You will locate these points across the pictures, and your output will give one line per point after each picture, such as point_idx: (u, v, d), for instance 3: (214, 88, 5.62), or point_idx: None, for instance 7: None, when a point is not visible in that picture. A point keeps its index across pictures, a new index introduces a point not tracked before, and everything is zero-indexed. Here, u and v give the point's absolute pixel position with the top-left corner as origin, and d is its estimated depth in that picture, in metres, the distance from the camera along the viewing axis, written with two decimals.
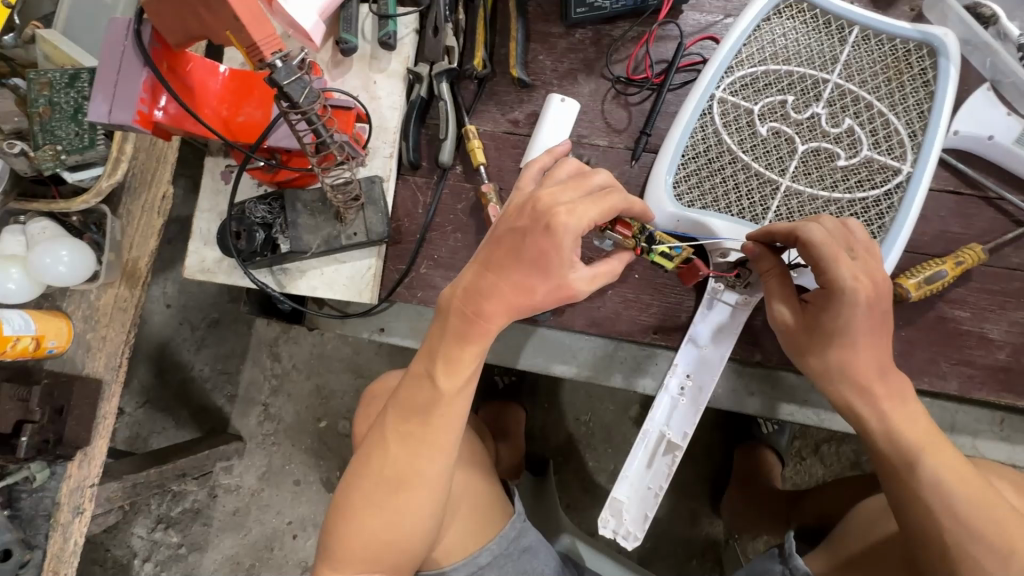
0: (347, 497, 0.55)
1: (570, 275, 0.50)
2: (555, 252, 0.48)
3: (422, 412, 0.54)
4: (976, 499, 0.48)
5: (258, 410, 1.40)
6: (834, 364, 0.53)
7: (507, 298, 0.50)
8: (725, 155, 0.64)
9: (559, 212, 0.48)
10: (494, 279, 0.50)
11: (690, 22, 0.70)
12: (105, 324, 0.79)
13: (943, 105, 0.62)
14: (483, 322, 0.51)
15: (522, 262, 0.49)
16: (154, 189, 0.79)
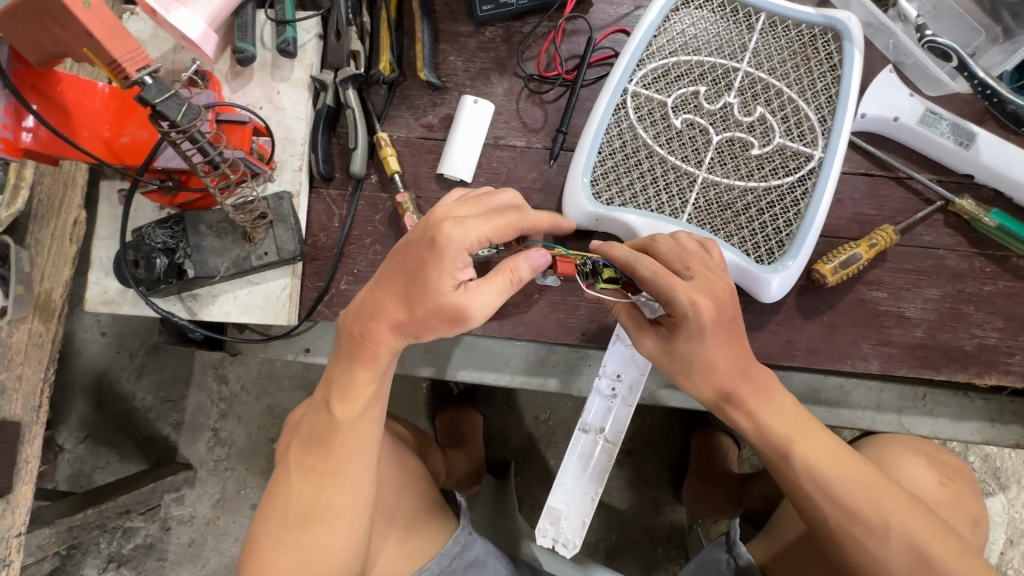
0: (256, 541, 0.53)
1: (455, 295, 0.45)
2: (436, 268, 0.44)
3: (321, 442, 0.52)
4: (842, 477, 0.52)
5: (207, 436, 1.35)
6: (703, 384, 0.53)
7: (394, 318, 0.47)
8: (642, 150, 0.63)
9: (445, 224, 0.45)
10: (385, 302, 0.47)
11: (601, 16, 0.68)
12: (19, 363, 0.73)
13: (851, 88, 0.62)
14: (372, 343, 0.48)
15: (406, 282, 0.46)
16: (64, 216, 0.75)
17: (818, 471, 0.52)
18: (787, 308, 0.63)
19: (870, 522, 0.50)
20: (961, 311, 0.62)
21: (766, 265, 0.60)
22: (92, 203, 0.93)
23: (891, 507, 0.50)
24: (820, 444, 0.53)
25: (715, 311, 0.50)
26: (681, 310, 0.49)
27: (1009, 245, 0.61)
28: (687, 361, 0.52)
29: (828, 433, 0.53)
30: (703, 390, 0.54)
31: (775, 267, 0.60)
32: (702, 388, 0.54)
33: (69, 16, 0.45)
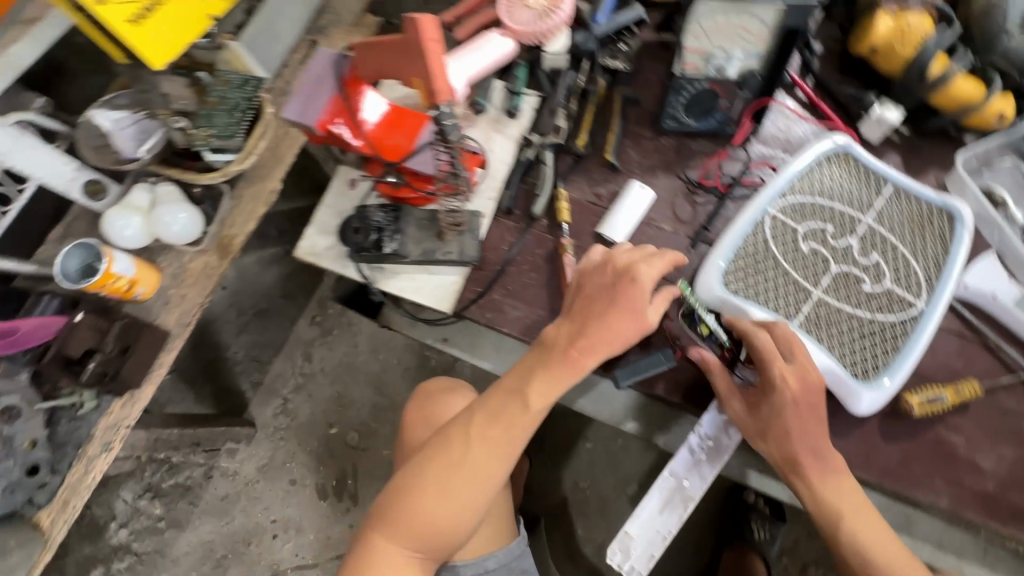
0: (419, 479, 0.66)
1: (647, 314, 0.65)
2: (636, 294, 0.65)
3: (505, 421, 0.65)
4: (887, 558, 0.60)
5: (277, 403, 1.47)
6: (774, 451, 0.64)
7: (601, 335, 0.65)
8: (770, 260, 0.77)
9: (635, 266, 0.66)
10: (591, 325, 0.65)
11: (756, 152, 0.85)
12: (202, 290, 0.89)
13: (957, 260, 0.74)
14: (584, 356, 0.64)
15: (614, 312, 0.65)
16: (265, 185, 1.14)
17: (864, 546, 0.60)
18: (870, 426, 0.71)
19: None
20: None
21: (861, 381, 0.70)
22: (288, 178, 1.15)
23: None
24: (873, 527, 0.61)
25: (798, 390, 0.62)
26: (773, 383, 0.63)
27: None
28: (767, 421, 0.64)
29: (879, 517, 0.62)
30: (774, 453, 0.65)
31: (870, 387, 0.70)
32: (771, 446, 0.65)
33: (421, 57, 0.62)
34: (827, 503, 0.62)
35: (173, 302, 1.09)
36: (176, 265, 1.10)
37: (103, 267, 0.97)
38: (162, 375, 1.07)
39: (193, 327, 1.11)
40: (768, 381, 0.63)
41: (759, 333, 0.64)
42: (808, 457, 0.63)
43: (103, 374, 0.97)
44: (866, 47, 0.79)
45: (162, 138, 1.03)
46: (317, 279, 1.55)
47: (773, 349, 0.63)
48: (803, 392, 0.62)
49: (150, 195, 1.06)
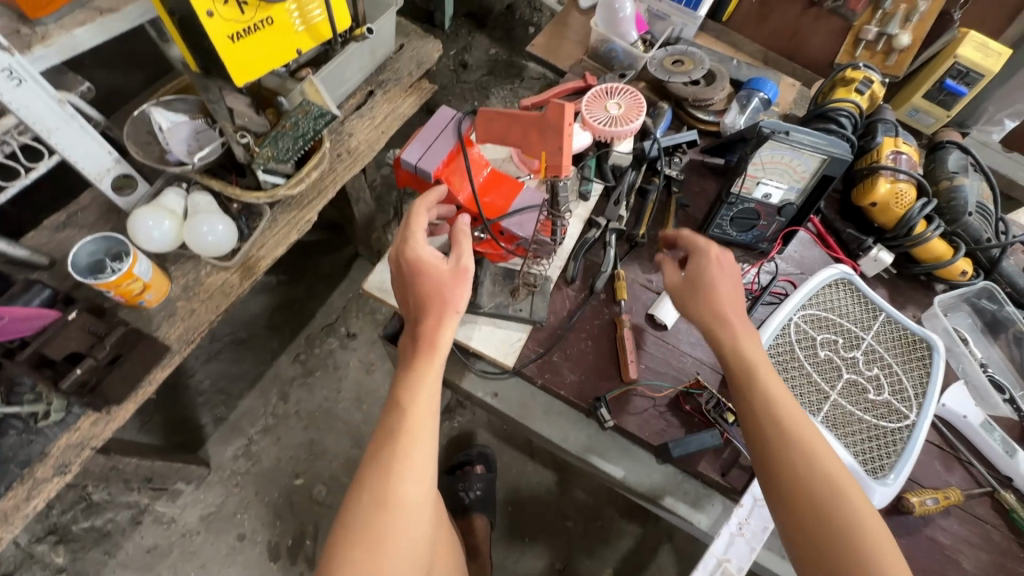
0: (336, 538, 0.60)
1: (463, 259, 0.67)
2: (416, 254, 0.67)
3: (389, 451, 0.61)
4: (810, 448, 0.66)
5: (239, 443, 1.34)
6: (699, 305, 0.76)
7: (428, 298, 0.65)
8: (795, 360, 0.88)
9: (408, 236, 0.69)
10: (421, 308, 0.65)
11: (779, 268, 0.99)
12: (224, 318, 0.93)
13: (937, 381, 0.88)
14: (431, 335, 0.64)
15: (428, 292, 0.65)
16: (304, 213, 1.14)
17: (795, 442, 0.66)
18: None
19: (828, 485, 0.64)
20: None
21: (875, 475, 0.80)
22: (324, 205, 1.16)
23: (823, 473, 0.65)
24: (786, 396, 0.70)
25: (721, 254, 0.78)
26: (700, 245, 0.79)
27: None
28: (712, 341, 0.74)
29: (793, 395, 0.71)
30: (701, 310, 0.76)
31: (880, 482, 0.80)
32: (700, 310, 0.76)
33: (554, 136, 0.72)
34: (758, 403, 0.69)
35: (178, 315, 1.01)
36: (191, 276, 1.03)
37: (123, 267, 0.90)
38: (147, 395, 0.98)
39: (193, 346, 1.02)
40: (697, 245, 0.79)
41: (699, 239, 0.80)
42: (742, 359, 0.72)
43: (85, 384, 0.87)
44: (867, 201, 0.98)
45: (218, 150, 1.01)
46: (308, 316, 1.48)
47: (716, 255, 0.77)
48: (732, 293, 0.75)
49: (184, 201, 1.01)
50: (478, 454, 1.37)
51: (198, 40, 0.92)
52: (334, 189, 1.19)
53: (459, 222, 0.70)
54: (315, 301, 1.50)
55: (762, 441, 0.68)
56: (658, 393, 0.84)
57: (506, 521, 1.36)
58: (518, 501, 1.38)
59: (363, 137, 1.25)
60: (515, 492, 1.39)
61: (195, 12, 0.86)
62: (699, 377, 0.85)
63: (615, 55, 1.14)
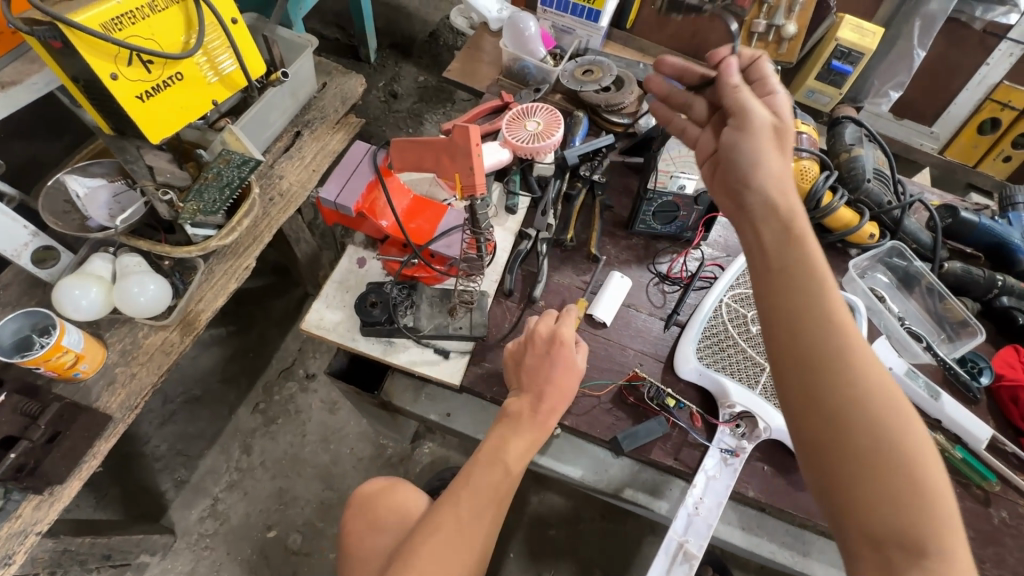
0: (414, 551, 0.65)
1: (581, 360, 0.76)
2: (562, 353, 0.75)
3: (484, 504, 0.68)
4: (862, 369, 0.52)
5: (204, 504, 1.30)
6: (759, 166, 0.64)
7: (556, 386, 0.74)
8: (730, 340, 0.90)
9: (559, 334, 0.76)
10: (548, 385, 0.73)
11: (707, 253, 1.03)
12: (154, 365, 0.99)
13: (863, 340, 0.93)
14: (550, 414, 0.73)
15: (555, 380, 0.73)
16: (241, 260, 1.13)
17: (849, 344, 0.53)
18: None
19: (877, 414, 0.51)
20: None
21: None
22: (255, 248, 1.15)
23: (880, 398, 0.51)
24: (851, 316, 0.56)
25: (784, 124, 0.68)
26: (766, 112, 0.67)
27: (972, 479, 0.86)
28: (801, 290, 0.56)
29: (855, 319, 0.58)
30: (762, 175, 0.63)
31: None
32: (759, 178, 0.63)
33: (464, 157, 0.76)
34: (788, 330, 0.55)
35: (118, 382, 0.98)
36: (128, 340, 1.01)
37: (51, 340, 0.87)
38: (92, 468, 0.95)
39: (138, 412, 0.99)
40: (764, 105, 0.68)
41: (751, 103, 0.68)
42: (783, 261, 0.58)
43: (22, 468, 0.83)
44: None
45: (140, 210, 1.00)
46: (263, 363, 1.46)
47: (771, 123, 0.67)
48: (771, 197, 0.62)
49: (112, 265, 1.00)
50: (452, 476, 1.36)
51: (107, 103, 0.93)
52: (270, 233, 1.19)
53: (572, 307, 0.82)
54: (270, 348, 1.48)
55: (804, 349, 0.54)
56: (600, 391, 0.87)
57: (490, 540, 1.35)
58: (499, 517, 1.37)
59: (294, 178, 1.25)
60: None
61: (98, 78, 0.87)
62: (638, 370, 0.88)
63: (529, 71, 1.18)
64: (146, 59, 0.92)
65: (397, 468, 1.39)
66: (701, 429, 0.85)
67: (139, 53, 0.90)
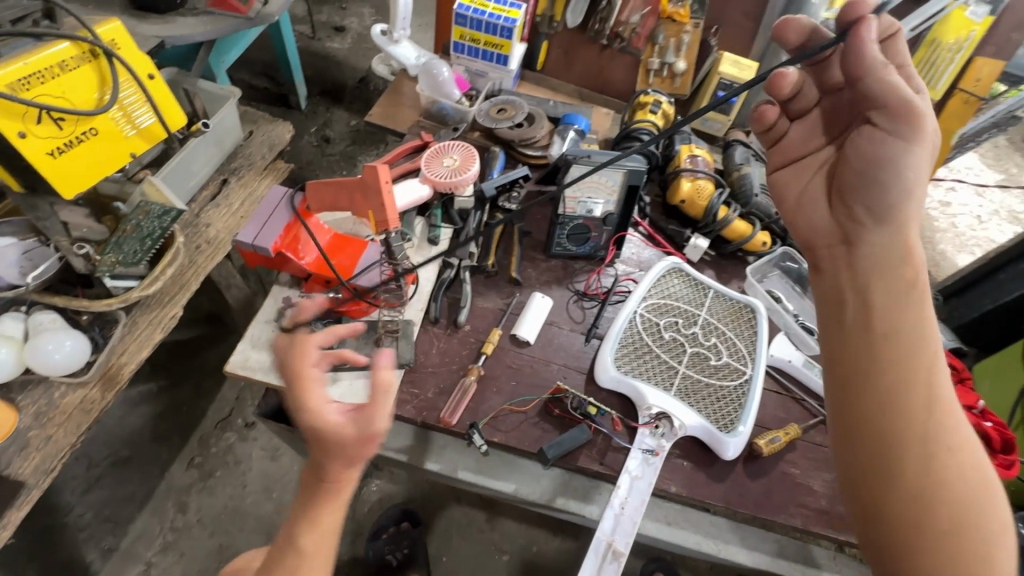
0: None
1: (340, 425, 0.54)
2: (311, 426, 0.55)
3: None
4: (957, 447, 0.53)
5: (137, 571, 1.23)
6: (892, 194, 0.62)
7: (336, 470, 0.56)
8: (645, 347, 0.97)
9: (302, 414, 0.55)
10: (318, 470, 0.56)
11: (621, 269, 1.12)
12: (63, 423, 0.97)
13: (763, 337, 1.01)
14: (330, 485, 0.56)
15: (326, 458, 0.54)
16: (167, 309, 1.12)
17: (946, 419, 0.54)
18: (739, 469, 0.91)
19: (966, 488, 0.52)
20: None
21: (720, 427, 0.89)
22: (179, 296, 1.14)
23: (971, 475, 0.53)
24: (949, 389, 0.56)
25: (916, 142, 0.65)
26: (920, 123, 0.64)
27: None
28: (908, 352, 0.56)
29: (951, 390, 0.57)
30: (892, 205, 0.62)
31: (730, 434, 0.90)
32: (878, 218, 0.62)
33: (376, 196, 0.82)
34: (875, 391, 0.55)
35: (32, 446, 0.94)
36: (44, 402, 0.98)
37: None
38: (3, 541, 0.89)
39: (55, 475, 0.95)
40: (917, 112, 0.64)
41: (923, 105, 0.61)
42: (892, 319, 0.57)
43: None
44: (677, 199, 1.15)
45: (55, 266, 0.99)
46: (197, 416, 1.41)
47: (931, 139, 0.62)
48: (891, 246, 0.61)
49: (25, 325, 0.97)
50: (401, 511, 1.35)
51: (14, 161, 0.92)
52: (199, 282, 1.19)
53: (338, 329, 0.63)
54: (205, 399, 1.44)
55: (903, 413, 0.54)
56: (526, 406, 0.91)
57: (444, 574, 1.34)
58: (452, 548, 1.37)
59: (222, 224, 1.26)
60: (448, 541, 1.37)
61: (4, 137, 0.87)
62: (560, 383, 0.93)
63: (446, 112, 1.27)
64: (56, 116, 0.93)
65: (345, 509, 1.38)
66: (622, 432, 0.90)
67: (48, 111, 0.91)
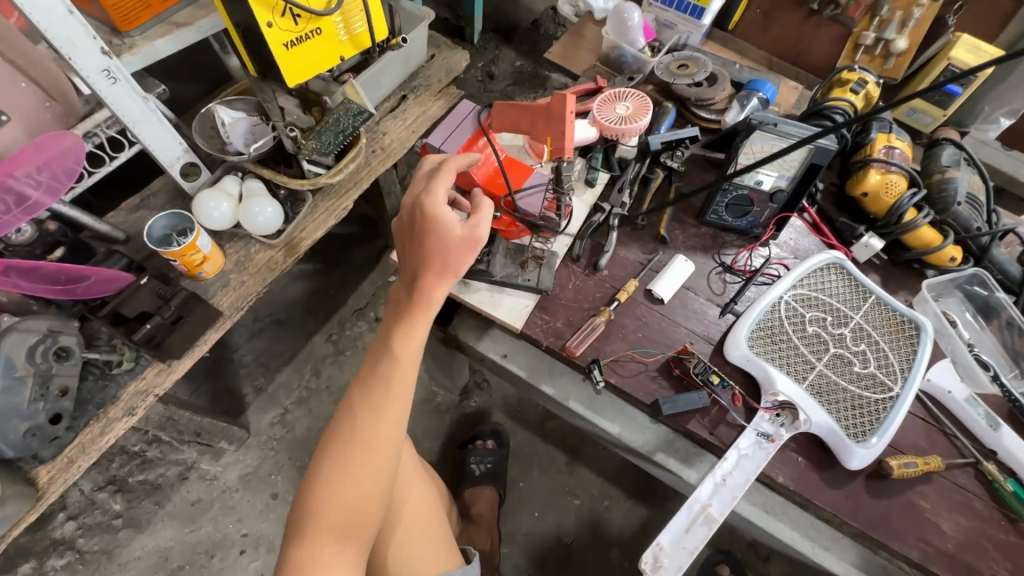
0: (328, 457, 0.72)
1: (455, 228, 0.73)
2: (430, 217, 0.73)
3: (376, 396, 0.72)
4: None
5: (276, 412, 1.48)
6: None
7: (432, 259, 0.72)
8: (784, 334, 0.93)
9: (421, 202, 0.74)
10: (424, 264, 0.73)
11: (774, 252, 1.06)
12: (252, 273, 1.16)
13: (923, 359, 0.91)
14: (428, 299, 0.73)
15: (434, 254, 0.72)
16: (342, 200, 1.28)
17: None
18: (859, 483, 0.86)
19: None
20: (982, 545, 0.83)
21: (850, 435, 0.84)
22: (353, 190, 1.29)
23: None
24: None
25: None
26: None
27: (1021, 513, 0.84)
28: None
29: None
30: None
31: (861, 445, 0.84)
32: None
33: (558, 121, 0.85)
34: None
35: (230, 285, 1.15)
36: (243, 253, 1.18)
37: (188, 240, 1.04)
38: (201, 353, 1.11)
39: (242, 313, 1.16)
40: None
41: None
42: None
43: (151, 339, 1.01)
44: (859, 191, 1.04)
45: (270, 142, 1.16)
46: (340, 301, 1.61)
47: None
48: None
49: (240, 187, 1.17)
50: (490, 430, 1.46)
51: (260, 48, 1.08)
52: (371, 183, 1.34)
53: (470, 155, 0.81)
54: (348, 288, 1.63)
55: None
56: (648, 358, 0.92)
57: (518, 497, 1.43)
58: (530, 477, 1.45)
59: (396, 135, 1.38)
60: (528, 470, 1.46)
61: (257, 23, 1.03)
62: (687, 346, 0.93)
63: (625, 60, 1.25)
64: (296, 13, 1.07)
65: (444, 414, 1.52)
66: (740, 409, 0.88)
67: (291, 6, 1.05)
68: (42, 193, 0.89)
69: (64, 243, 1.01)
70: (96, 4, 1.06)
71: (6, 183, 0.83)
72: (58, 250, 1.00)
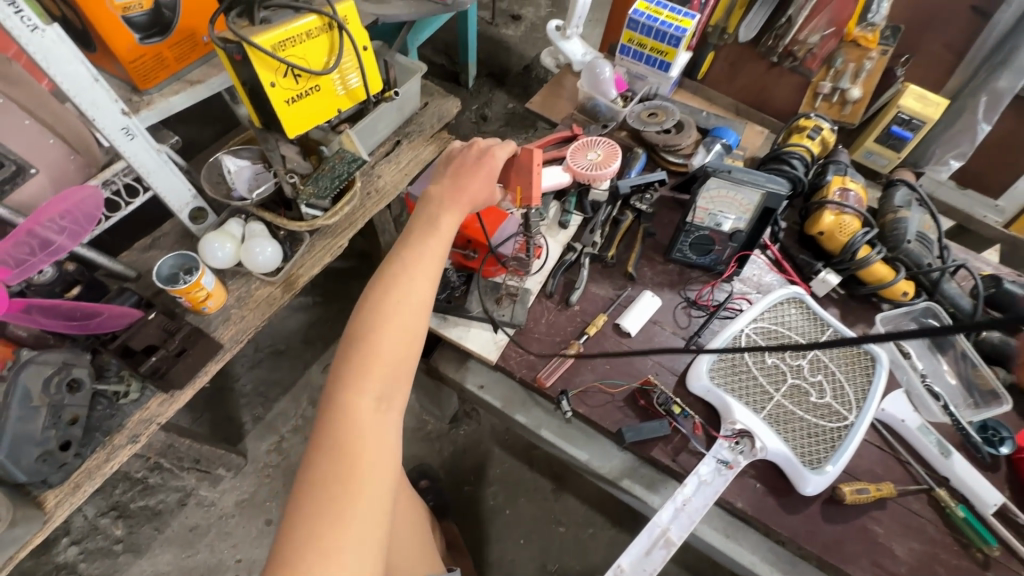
0: (369, 310, 0.70)
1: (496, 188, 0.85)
2: (488, 169, 0.84)
3: (415, 256, 0.75)
4: None
5: (273, 439, 1.53)
6: None
7: (472, 191, 0.81)
8: (743, 365, 0.98)
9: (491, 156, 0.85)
10: (463, 193, 0.81)
11: (737, 287, 1.14)
12: (252, 309, 1.25)
13: (878, 388, 0.95)
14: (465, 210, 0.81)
15: (476, 191, 0.81)
16: (337, 240, 1.37)
17: None
18: (814, 508, 0.90)
19: None
20: (933, 569, 0.87)
21: (804, 463, 0.89)
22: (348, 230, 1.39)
23: None
24: None
25: None
26: None
27: (972, 538, 0.88)
28: None
29: None
30: None
31: (814, 471, 0.89)
32: None
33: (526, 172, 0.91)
34: None
35: (232, 319, 1.23)
36: (244, 290, 1.27)
37: (193, 278, 1.12)
38: (202, 383, 1.19)
39: (242, 345, 1.24)
40: None
41: None
42: None
43: (157, 370, 1.10)
44: (816, 230, 1.11)
45: (271, 188, 1.26)
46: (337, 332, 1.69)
47: None
48: None
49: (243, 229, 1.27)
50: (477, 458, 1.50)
51: (263, 104, 1.19)
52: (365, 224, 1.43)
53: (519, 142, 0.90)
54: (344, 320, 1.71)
55: None
56: (615, 389, 0.98)
57: (504, 524, 1.46)
58: (517, 504, 1.49)
59: (390, 178, 1.49)
60: (515, 498, 1.50)
61: (261, 84, 1.13)
62: (651, 377, 0.99)
63: (600, 109, 1.36)
64: (297, 74, 1.17)
65: (434, 442, 1.57)
66: (702, 438, 0.94)
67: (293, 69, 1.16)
68: (67, 238, 0.99)
69: (80, 282, 1.10)
70: (118, 68, 1.18)
71: (33, 231, 0.93)
72: (75, 288, 1.10)
